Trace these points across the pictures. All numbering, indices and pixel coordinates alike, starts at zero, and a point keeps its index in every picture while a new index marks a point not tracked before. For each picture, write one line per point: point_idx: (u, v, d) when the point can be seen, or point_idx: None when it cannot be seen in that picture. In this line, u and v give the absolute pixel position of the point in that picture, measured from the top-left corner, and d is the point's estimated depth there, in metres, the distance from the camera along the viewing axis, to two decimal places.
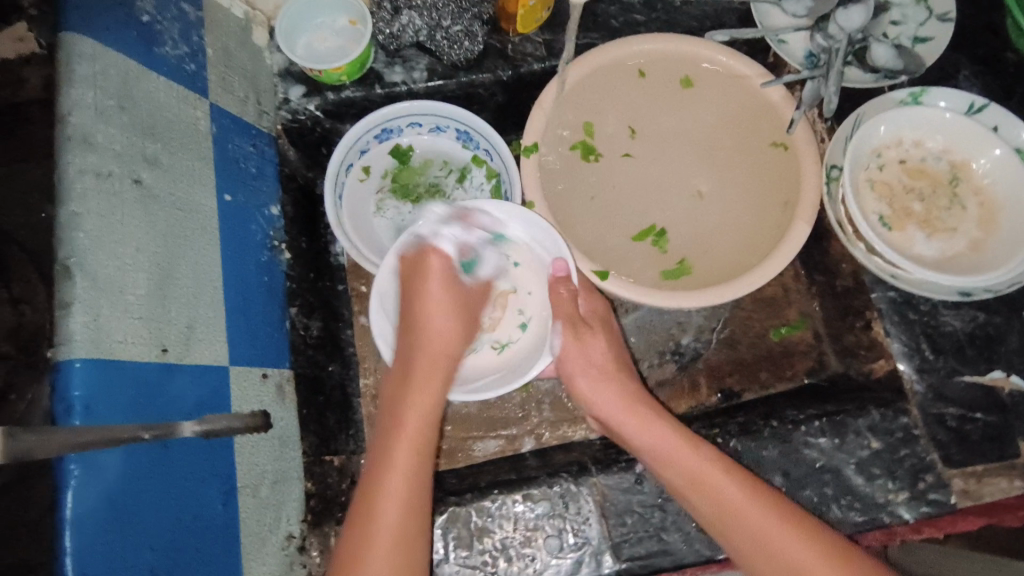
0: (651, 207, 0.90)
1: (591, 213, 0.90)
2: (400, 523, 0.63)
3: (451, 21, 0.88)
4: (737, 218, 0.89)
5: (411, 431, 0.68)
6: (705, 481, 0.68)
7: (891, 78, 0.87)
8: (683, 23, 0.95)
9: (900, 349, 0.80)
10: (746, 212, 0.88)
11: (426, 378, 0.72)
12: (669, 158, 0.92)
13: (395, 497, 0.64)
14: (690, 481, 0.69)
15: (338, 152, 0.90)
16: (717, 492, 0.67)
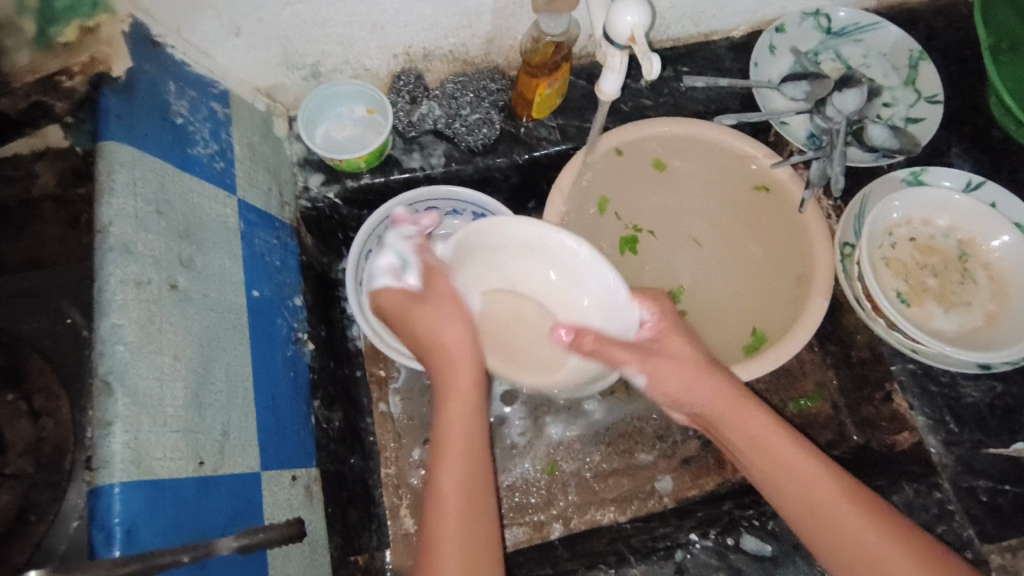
0: (676, 276, 0.97)
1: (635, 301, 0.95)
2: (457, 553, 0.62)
3: (469, 109, 0.93)
4: (754, 280, 0.92)
5: (455, 440, 0.66)
6: (790, 462, 0.68)
7: (890, 157, 0.91)
8: (689, 107, 0.99)
9: (925, 422, 0.81)
10: (761, 274, 0.91)
11: (464, 409, 0.69)
12: (674, 222, 0.98)
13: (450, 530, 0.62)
14: (774, 459, 0.68)
15: (358, 240, 0.90)
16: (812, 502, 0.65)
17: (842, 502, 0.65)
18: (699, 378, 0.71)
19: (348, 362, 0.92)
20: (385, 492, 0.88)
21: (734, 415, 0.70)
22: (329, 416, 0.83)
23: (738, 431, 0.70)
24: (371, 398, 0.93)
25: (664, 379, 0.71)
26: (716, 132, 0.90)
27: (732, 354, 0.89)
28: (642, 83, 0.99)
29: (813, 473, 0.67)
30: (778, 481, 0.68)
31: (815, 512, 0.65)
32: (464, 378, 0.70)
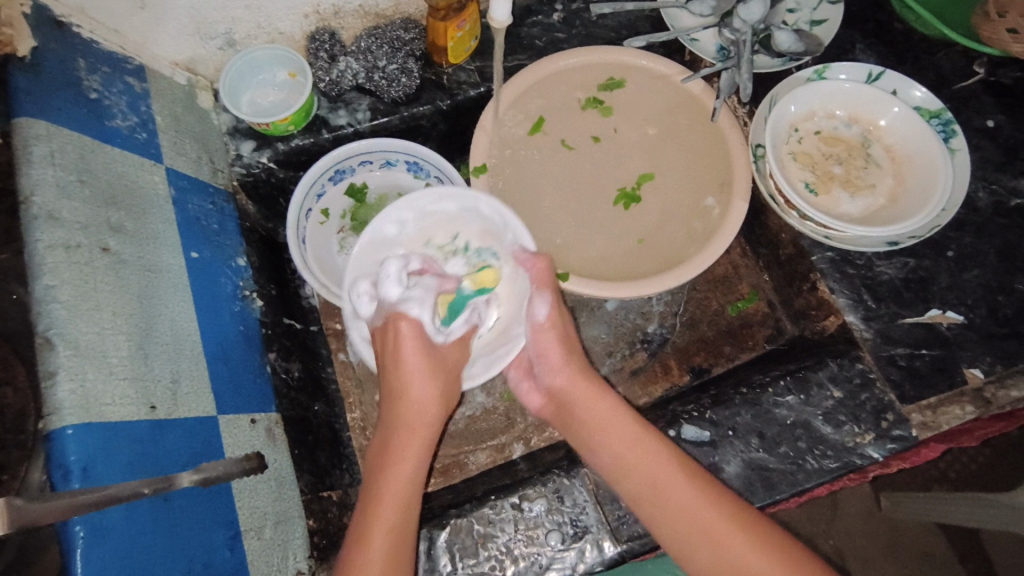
0: (644, 181, 0.96)
1: (648, 225, 0.94)
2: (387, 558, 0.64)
3: (386, 61, 0.94)
4: (624, 85, 0.98)
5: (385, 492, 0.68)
6: (661, 481, 0.69)
7: (796, 59, 0.95)
8: (602, 35, 1.02)
9: (846, 302, 0.86)
10: (619, 82, 0.98)
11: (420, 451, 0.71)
12: (581, 162, 0.97)
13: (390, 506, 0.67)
14: (614, 455, 0.73)
15: (296, 197, 0.92)
16: (637, 472, 0.71)
17: (730, 532, 0.65)
18: (579, 386, 0.78)
19: (303, 319, 0.96)
20: (354, 435, 0.96)
21: (584, 389, 0.77)
22: (287, 366, 0.88)
23: (600, 414, 0.76)
24: (330, 350, 0.99)
25: (539, 349, 0.79)
26: (508, 102, 0.95)
27: (696, 123, 0.96)
28: (555, 17, 1.01)
29: (656, 456, 0.71)
30: (629, 469, 0.71)
31: (656, 488, 0.69)
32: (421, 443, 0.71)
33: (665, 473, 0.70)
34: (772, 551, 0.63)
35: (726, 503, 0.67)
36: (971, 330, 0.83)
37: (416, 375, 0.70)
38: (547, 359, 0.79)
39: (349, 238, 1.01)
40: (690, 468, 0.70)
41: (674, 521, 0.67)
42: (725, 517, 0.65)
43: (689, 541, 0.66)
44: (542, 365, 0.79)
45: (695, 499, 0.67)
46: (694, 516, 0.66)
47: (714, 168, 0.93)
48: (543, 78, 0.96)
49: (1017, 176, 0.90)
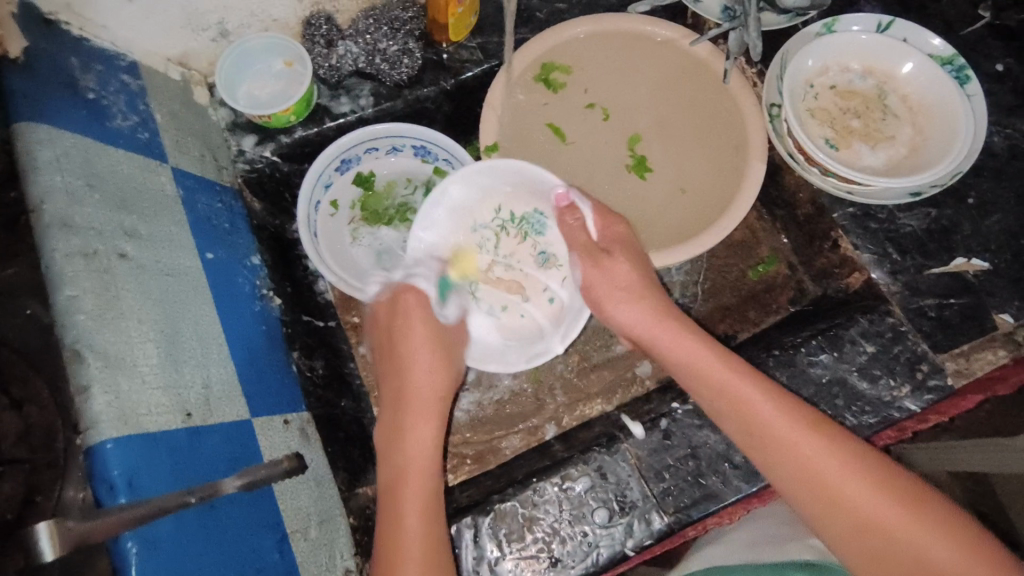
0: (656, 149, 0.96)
1: (672, 176, 0.95)
2: (424, 537, 0.65)
3: (387, 42, 0.91)
4: (609, 53, 0.96)
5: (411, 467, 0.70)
6: (768, 433, 0.66)
7: (802, 14, 0.93)
8: (603, 3, 0.99)
9: (870, 257, 0.85)
10: (605, 50, 0.96)
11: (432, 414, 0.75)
12: (591, 138, 0.97)
13: (415, 481, 0.69)
14: (716, 395, 0.70)
15: (303, 191, 0.89)
16: (751, 412, 0.67)
17: (849, 479, 0.61)
18: (665, 330, 0.76)
19: (320, 315, 0.92)
20: None
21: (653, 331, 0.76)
22: (311, 364, 0.85)
23: (695, 359, 0.72)
24: (350, 344, 0.93)
25: (614, 304, 0.79)
26: (513, 81, 0.93)
27: (695, 76, 0.94)
28: None
29: (773, 404, 0.67)
30: (740, 409, 0.68)
31: (764, 437, 0.66)
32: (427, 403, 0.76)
33: (777, 419, 0.66)
34: (900, 498, 0.59)
35: (849, 448, 0.63)
36: (997, 275, 0.83)
37: (415, 346, 0.79)
38: (617, 287, 0.79)
39: (361, 228, 0.96)
40: (803, 413, 0.66)
41: (790, 466, 0.64)
42: (844, 462, 0.62)
43: (804, 488, 0.63)
44: (608, 303, 0.79)
45: (814, 445, 0.63)
46: (811, 460, 0.63)
47: (722, 119, 0.92)
48: (544, 50, 0.93)
49: None
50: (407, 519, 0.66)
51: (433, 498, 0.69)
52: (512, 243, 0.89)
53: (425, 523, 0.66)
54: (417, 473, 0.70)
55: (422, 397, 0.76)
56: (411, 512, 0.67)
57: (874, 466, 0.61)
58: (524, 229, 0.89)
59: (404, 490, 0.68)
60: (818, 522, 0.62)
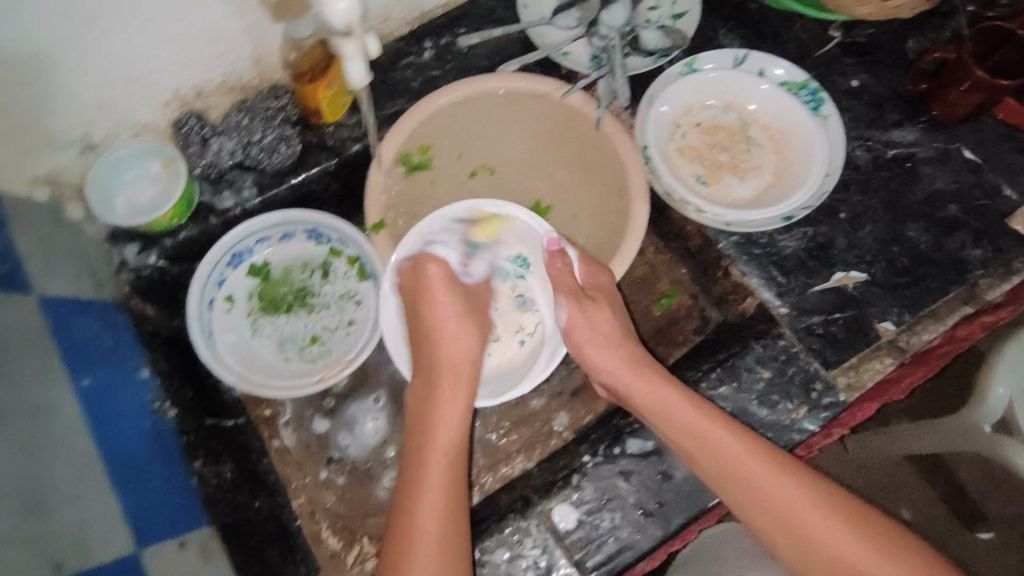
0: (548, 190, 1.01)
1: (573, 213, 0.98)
2: (441, 552, 0.66)
3: (262, 133, 0.92)
4: (476, 118, 0.96)
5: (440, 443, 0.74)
6: (735, 468, 0.70)
7: (666, 55, 0.98)
8: (476, 65, 1.01)
9: (758, 282, 0.88)
10: (472, 115, 0.96)
11: (462, 380, 0.79)
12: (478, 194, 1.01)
13: (434, 492, 0.70)
14: (680, 431, 0.74)
15: (193, 294, 0.88)
16: (730, 453, 0.70)
17: (819, 516, 0.65)
18: (624, 373, 0.80)
19: (227, 414, 0.91)
20: (304, 522, 0.90)
21: (637, 375, 0.79)
22: (217, 470, 0.84)
23: (677, 406, 0.74)
24: (262, 439, 0.93)
25: (601, 356, 0.82)
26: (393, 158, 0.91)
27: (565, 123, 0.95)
28: (427, 56, 1.00)
29: (733, 440, 0.71)
30: (714, 444, 0.71)
31: (739, 477, 0.69)
32: (451, 405, 0.77)
33: (741, 457, 0.70)
34: (868, 539, 0.64)
35: (815, 487, 0.68)
36: (875, 285, 0.86)
37: (448, 320, 0.81)
38: (600, 334, 0.83)
39: (260, 318, 0.94)
40: (775, 456, 0.70)
41: (763, 499, 0.68)
42: (805, 496, 0.67)
43: (779, 525, 0.66)
44: (599, 343, 0.82)
45: (775, 483, 0.68)
46: (779, 496, 0.67)
47: (598, 161, 0.94)
48: (415, 126, 0.91)
49: (888, 129, 0.95)
50: (424, 520, 0.68)
51: (452, 506, 0.70)
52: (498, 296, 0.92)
53: (438, 540, 0.67)
54: (437, 489, 0.70)
55: (453, 367, 0.79)
56: (432, 515, 0.68)
57: (843, 507, 0.66)
58: (509, 269, 0.91)
59: (423, 497, 0.70)
60: (774, 544, 0.67)
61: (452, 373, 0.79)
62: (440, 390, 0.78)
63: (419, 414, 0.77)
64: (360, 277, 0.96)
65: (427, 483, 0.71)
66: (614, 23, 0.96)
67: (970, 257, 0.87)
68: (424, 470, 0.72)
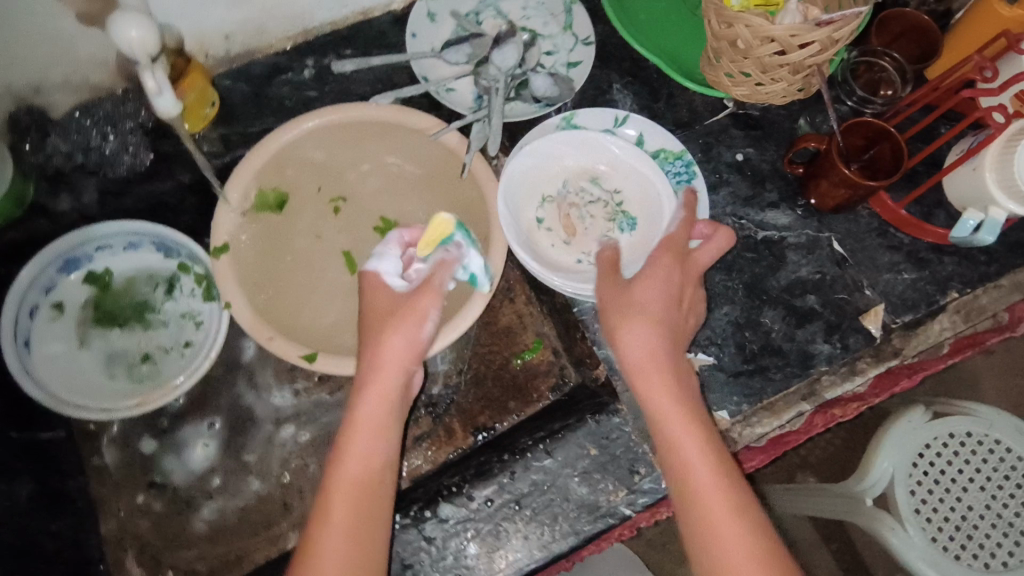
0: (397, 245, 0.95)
1: None
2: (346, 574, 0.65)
3: (105, 139, 0.89)
4: (326, 151, 0.93)
5: (354, 467, 0.70)
6: (694, 489, 0.65)
7: (551, 104, 0.96)
8: (356, 90, 0.98)
9: (610, 355, 0.87)
10: (318, 150, 0.92)
11: (378, 416, 0.74)
12: (328, 230, 0.96)
13: (340, 498, 0.69)
14: (666, 431, 0.69)
15: (10, 299, 0.82)
16: (688, 468, 0.66)
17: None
18: (660, 327, 0.73)
19: (40, 424, 0.86)
20: (109, 548, 0.86)
21: (648, 361, 0.72)
22: (11, 489, 0.78)
23: (666, 399, 0.70)
24: (82, 454, 0.89)
25: (648, 303, 0.73)
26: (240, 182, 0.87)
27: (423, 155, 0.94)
28: (306, 74, 0.97)
29: (700, 454, 0.66)
30: (676, 450, 0.67)
31: (684, 482, 0.66)
32: (370, 413, 0.73)
33: (706, 478, 0.65)
34: None
35: (753, 533, 0.63)
36: (720, 370, 0.85)
37: (386, 329, 0.75)
38: (659, 299, 0.73)
39: (91, 330, 0.90)
40: (726, 486, 0.65)
41: (711, 535, 0.63)
42: (749, 551, 0.61)
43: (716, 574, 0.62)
44: (650, 294, 0.73)
45: (729, 522, 0.63)
46: (723, 539, 0.62)
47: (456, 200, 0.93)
48: (263, 161, 0.88)
49: (763, 209, 0.93)
50: (329, 537, 0.67)
51: (365, 515, 0.69)
52: (592, 213, 0.89)
53: (346, 554, 0.66)
54: (349, 495, 0.69)
55: (376, 385, 0.74)
56: (332, 533, 0.67)
57: (772, 555, 0.61)
58: (572, 213, 0.89)
59: (332, 505, 0.68)
60: None
61: (382, 389, 0.74)
62: (364, 402, 0.74)
63: (347, 424, 0.73)
64: (205, 297, 0.92)
65: (338, 488, 0.69)
66: (502, 67, 0.96)
67: (819, 352, 0.86)
68: (343, 472, 0.70)
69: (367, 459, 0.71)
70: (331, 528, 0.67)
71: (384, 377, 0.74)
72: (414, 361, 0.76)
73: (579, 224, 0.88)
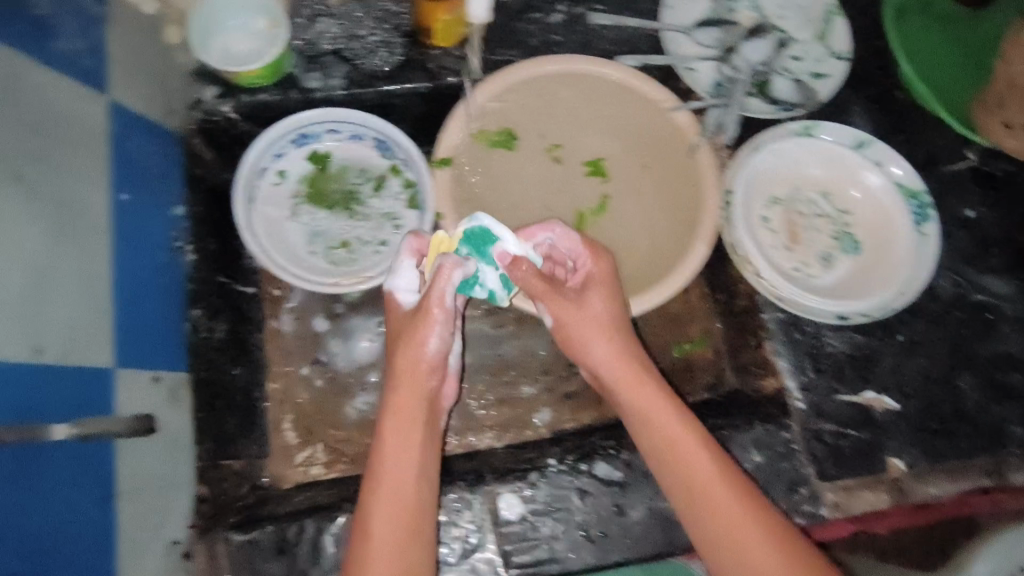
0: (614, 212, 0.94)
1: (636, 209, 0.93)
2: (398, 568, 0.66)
3: (368, 31, 0.92)
4: (562, 96, 0.93)
5: (389, 471, 0.70)
6: (748, 545, 0.66)
7: (788, 109, 0.93)
8: (599, 46, 0.97)
9: (787, 366, 0.84)
10: (557, 94, 0.93)
11: (411, 414, 0.73)
12: (548, 180, 0.95)
13: (384, 499, 0.69)
14: (703, 498, 0.69)
15: (250, 157, 0.89)
16: (744, 538, 0.67)
17: None
18: (650, 387, 0.75)
19: (239, 278, 0.91)
20: (272, 407, 0.90)
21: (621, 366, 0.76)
22: (211, 326, 0.85)
23: (696, 459, 0.71)
24: (262, 314, 0.93)
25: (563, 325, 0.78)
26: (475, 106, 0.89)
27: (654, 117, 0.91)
28: (555, 19, 0.97)
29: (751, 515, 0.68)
30: (716, 517, 0.68)
31: (734, 541, 0.67)
32: (410, 411, 0.73)
33: (771, 542, 0.66)
34: None
35: None
36: (902, 419, 0.82)
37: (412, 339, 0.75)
38: (597, 322, 0.77)
39: (302, 205, 0.94)
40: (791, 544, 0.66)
41: None
42: None
43: None
44: (586, 319, 0.77)
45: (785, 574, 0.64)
46: None
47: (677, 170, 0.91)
48: (502, 88, 0.90)
49: (984, 273, 0.88)
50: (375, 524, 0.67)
51: (411, 506, 0.69)
52: (814, 227, 0.88)
53: (399, 545, 0.66)
54: (395, 491, 0.69)
55: (409, 389, 0.74)
56: (376, 531, 0.67)
57: None
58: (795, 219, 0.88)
59: (374, 511, 0.68)
60: None
61: (415, 390, 0.74)
62: (393, 403, 0.74)
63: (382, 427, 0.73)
64: (409, 204, 0.95)
65: (380, 490, 0.69)
66: (749, 60, 0.95)
67: (1009, 432, 0.82)
68: (376, 475, 0.70)
69: (410, 458, 0.71)
70: (376, 520, 0.67)
71: (420, 377, 0.74)
72: (435, 370, 0.76)
73: (800, 234, 0.88)
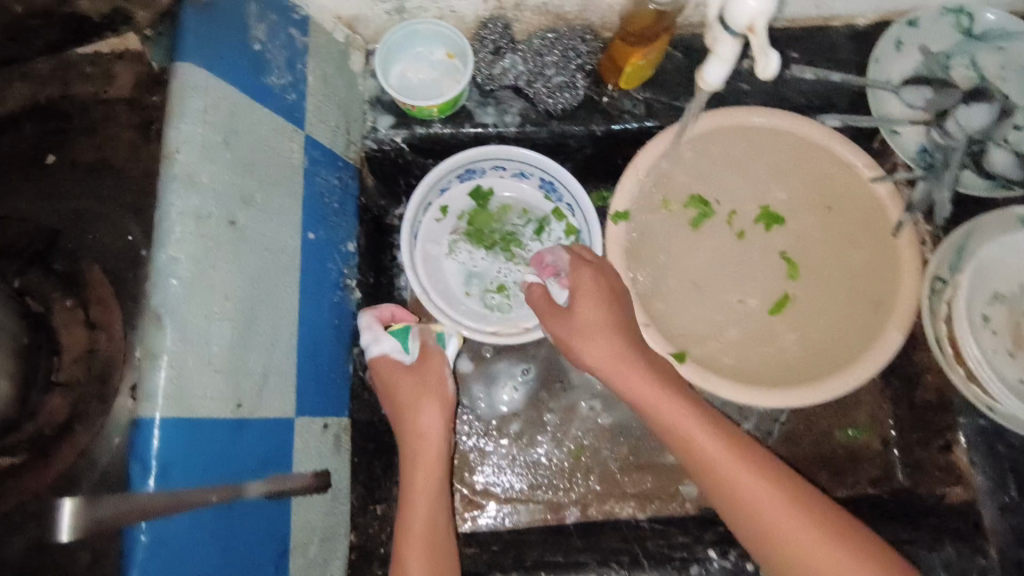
0: (805, 288, 0.86)
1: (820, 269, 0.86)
2: None
3: (555, 71, 0.86)
4: (746, 156, 0.87)
5: (418, 517, 0.72)
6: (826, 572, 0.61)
7: (1007, 188, 0.83)
8: (792, 99, 0.90)
9: (983, 483, 0.81)
10: (742, 155, 0.87)
11: (431, 462, 0.74)
12: (730, 257, 0.89)
13: (419, 542, 0.70)
14: (778, 539, 0.64)
15: (419, 193, 0.86)
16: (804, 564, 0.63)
17: None
18: (700, 431, 0.70)
19: None
20: None
21: (615, 370, 0.74)
22: (367, 365, 0.83)
23: (751, 498, 0.66)
24: None
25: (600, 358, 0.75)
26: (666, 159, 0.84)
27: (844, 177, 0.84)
28: (746, 65, 0.90)
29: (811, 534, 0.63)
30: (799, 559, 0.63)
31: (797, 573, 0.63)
32: (429, 454, 0.75)
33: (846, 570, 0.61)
34: None
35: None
36: None
37: (408, 397, 0.76)
38: (595, 333, 0.75)
39: (461, 242, 0.92)
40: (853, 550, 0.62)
41: None
42: None
43: None
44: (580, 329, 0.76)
45: None
46: None
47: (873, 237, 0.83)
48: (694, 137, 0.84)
49: None
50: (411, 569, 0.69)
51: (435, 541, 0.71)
52: None
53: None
54: (423, 530, 0.71)
55: (417, 438, 0.75)
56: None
57: None
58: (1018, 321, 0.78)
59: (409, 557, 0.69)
60: None
61: (422, 437, 0.75)
62: (411, 451, 0.75)
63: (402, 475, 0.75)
64: None
65: (411, 534, 0.71)
66: (965, 127, 0.85)
67: None
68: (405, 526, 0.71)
69: (430, 495, 0.73)
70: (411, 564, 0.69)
71: (438, 425, 0.76)
72: (447, 416, 0.77)
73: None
